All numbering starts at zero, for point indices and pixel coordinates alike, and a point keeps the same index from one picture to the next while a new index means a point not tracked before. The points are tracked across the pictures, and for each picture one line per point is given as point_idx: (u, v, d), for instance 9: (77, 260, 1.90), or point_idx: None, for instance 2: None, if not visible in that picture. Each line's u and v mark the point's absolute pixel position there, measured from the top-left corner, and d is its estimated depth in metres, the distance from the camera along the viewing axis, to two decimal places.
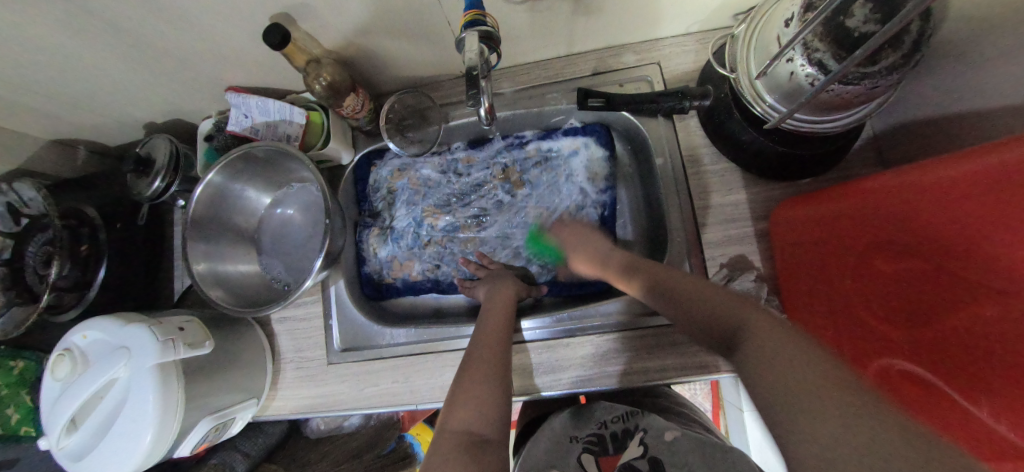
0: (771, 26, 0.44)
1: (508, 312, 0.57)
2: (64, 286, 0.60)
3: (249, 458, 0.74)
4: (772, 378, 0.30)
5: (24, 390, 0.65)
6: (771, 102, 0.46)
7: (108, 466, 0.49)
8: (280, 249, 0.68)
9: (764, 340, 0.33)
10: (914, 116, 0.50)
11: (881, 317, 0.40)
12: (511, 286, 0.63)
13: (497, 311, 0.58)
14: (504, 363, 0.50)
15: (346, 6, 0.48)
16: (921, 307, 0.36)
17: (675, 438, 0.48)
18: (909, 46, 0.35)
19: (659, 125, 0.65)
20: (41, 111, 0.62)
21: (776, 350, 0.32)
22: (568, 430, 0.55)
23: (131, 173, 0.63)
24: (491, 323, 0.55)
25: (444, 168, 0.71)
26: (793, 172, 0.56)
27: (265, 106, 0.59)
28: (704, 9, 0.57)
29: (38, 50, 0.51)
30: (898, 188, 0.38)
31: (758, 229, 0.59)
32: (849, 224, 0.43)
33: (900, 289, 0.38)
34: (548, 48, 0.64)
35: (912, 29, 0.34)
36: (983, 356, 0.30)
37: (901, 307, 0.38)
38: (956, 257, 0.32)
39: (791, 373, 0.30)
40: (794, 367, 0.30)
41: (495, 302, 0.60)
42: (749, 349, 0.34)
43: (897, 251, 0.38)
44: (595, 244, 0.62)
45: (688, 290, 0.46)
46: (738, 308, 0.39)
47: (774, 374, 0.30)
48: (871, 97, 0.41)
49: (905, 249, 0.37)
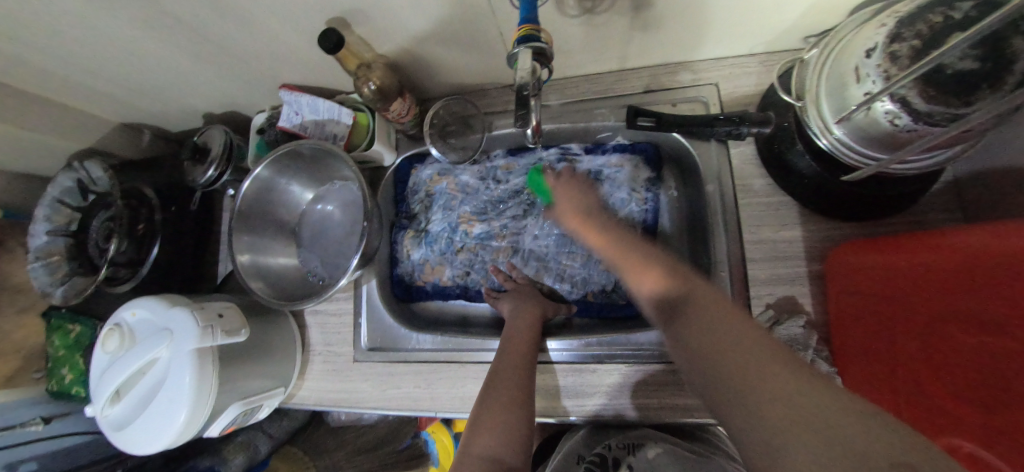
0: (850, 54, 0.40)
1: (535, 331, 0.56)
2: (121, 261, 0.64)
3: (273, 440, 0.79)
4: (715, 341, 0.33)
5: (78, 353, 0.70)
6: (839, 134, 0.42)
7: (143, 440, 0.51)
8: (318, 244, 0.69)
9: (707, 316, 0.36)
10: (1004, 164, 0.45)
11: (944, 388, 0.35)
12: (538, 305, 0.62)
13: (525, 332, 0.56)
14: (527, 386, 0.49)
15: (400, 13, 0.48)
16: (986, 383, 0.32)
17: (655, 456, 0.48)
18: (1011, 88, 0.30)
19: (711, 150, 0.62)
20: (114, 97, 0.67)
21: (724, 333, 0.33)
22: (579, 453, 0.54)
23: (188, 161, 0.67)
24: (517, 345, 0.54)
25: (483, 175, 0.71)
26: (861, 212, 0.51)
27: (315, 104, 0.61)
28: (771, 30, 0.54)
29: (117, 43, 0.54)
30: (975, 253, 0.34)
31: (811, 270, 0.55)
32: (911, 284, 0.40)
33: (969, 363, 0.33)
34: (599, 62, 0.61)
35: (1014, 70, 0.29)
36: None
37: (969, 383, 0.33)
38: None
39: (741, 345, 0.31)
40: (745, 344, 0.31)
41: (520, 319, 0.59)
42: (693, 320, 0.37)
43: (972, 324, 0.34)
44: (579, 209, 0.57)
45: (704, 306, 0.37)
46: (682, 281, 0.42)
47: (718, 352, 0.33)
48: (960, 139, 0.36)
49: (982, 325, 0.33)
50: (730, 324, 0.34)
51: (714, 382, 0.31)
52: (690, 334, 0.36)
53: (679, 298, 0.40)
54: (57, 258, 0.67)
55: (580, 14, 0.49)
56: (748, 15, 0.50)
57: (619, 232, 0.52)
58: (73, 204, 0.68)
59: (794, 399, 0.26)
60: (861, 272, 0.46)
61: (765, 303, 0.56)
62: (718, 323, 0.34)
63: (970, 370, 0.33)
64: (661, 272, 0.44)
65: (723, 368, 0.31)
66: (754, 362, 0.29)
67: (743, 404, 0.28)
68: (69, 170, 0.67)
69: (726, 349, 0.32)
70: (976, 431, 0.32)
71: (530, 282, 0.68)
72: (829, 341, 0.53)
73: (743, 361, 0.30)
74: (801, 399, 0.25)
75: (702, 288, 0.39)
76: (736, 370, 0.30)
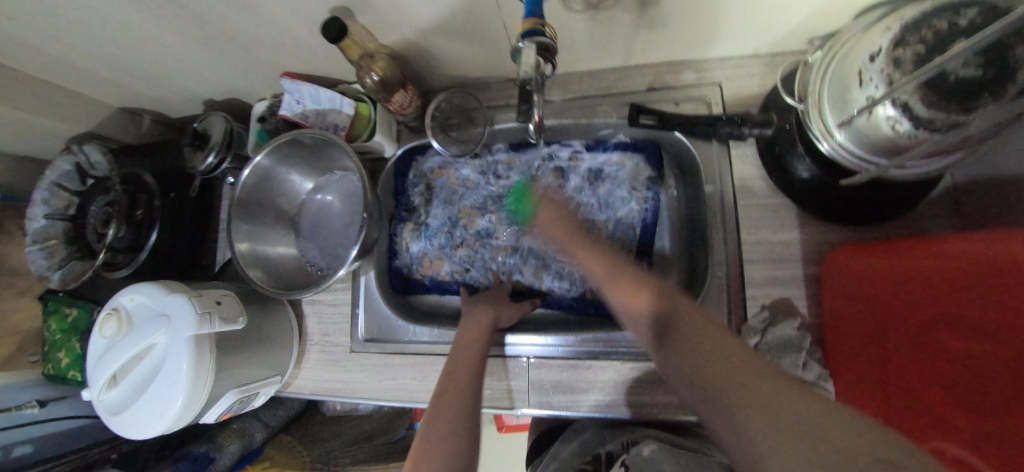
0: (853, 57, 0.40)
1: (485, 330, 0.57)
2: (120, 247, 0.63)
3: (269, 428, 0.80)
4: (696, 353, 0.35)
5: (75, 337, 0.70)
6: (840, 139, 0.42)
7: (139, 424, 0.51)
8: (316, 235, 0.69)
9: (694, 333, 0.37)
10: (1000, 172, 0.46)
11: (929, 391, 0.36)
12: (491, 309, 0.60)
13: (476, 340, 0.55)
14: (475, 397, 0.48)
15: (405, 4, 0.47)
16: (970, 386, 0.32)
17: (651, 453, 0.48)
18: (1012, 97, 0.30)
19: (712, 150, 0.62)
20: (113, 80, 0.66)
21: (709, 345, 0.35)
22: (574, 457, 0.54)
23: (188, 147, 0.66)
24: (466, 354, 0.54)
25: (484, 170, 0.71)
26: (854, 217, 0.52)
27: (316, 94, 0.60)
28: (776, 31, 0.54)
29: (115, 26, 0.53)
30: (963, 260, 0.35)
31: (807, 272, 0.56)
32: (892, 290, 0.41)
33: (955, 366, 0.34)
34: (603, 59, 0.61)
35: (1017, 78, 0.29)
36: None
37: (952, 383, 0.34)
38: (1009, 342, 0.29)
39: (721, 357, 0.33)
40: (725, 354, 0.33)
41: (471, 326, 0.58)
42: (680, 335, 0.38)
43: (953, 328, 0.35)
44: (560, 226, 0.58)
45: (691, 325, 0.38)
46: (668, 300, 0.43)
47: (699, 362, 0.35)
48: (960, 147, 0.37)
49: (963, 330, 0.34)
50: (712, 337, 0.36)
51: (698, 387, 0.33)
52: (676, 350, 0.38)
53: (668, 318, 0.41)
54: (55, 242, 0.67)
55: (586, 9, 0.48)
56: (754, 15, 0.50)
57: (604, 251, 0.54)
58: (72, 188, 0.68)
59: (771, 403, 0.27)
60: (856, 276, 0.47)
61: (760, 305, 0.56)
62: (702, 338, 0.36)
63: (956, 372, 0.34)
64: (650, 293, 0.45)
65: (710, 376, 0.33)
66: (740, 372, 0.31)
67: (729, 406, 0.29)
68: (67, 153, 0.66)
69: (712, 362, 0.33)
70: (959, 435, 0.33)
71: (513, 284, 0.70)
72: (821, 343, 0.54)
73: (722, 371, 0.32)
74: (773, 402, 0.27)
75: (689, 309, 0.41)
76: (722, 378, 0.32)
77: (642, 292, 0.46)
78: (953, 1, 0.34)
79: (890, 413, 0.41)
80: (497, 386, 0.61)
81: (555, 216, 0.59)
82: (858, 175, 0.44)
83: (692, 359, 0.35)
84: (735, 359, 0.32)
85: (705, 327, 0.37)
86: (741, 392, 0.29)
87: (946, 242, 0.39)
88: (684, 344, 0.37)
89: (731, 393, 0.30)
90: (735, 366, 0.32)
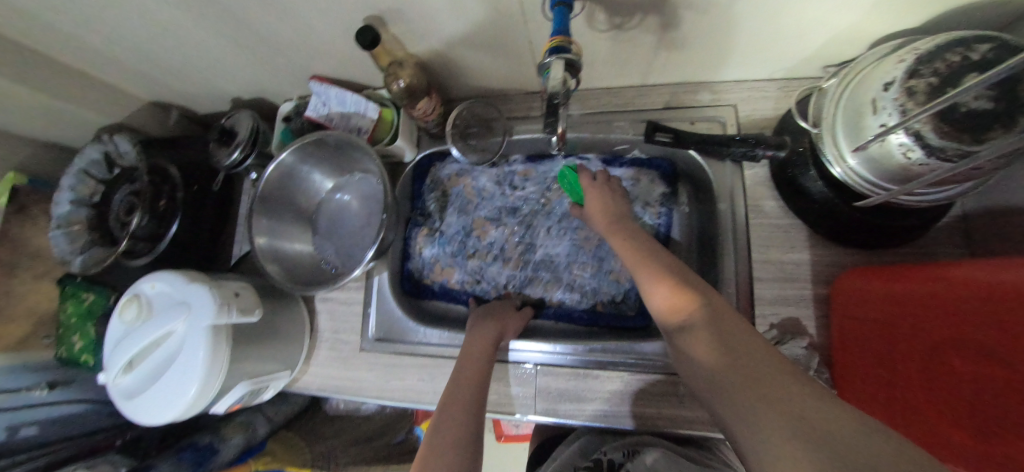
0: (867, 86, 0.41)
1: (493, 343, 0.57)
2: (141, 235, 0.65)
3: (270, 423, 0.81)
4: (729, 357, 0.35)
5: (91, 322, 0.71)
6: (852, 164, 0.44)
7: (152, 410, 0.52)
8: (333, 234, 0.71)
9: (725, 335, 0.37)
10: (1010, 203, 0.47)
11: (937, 408, 0.37)
12: (497, 323, 0.60)
13: (481, 352, 0.55)
14: (478, 407, 0.49)
15: (436, 17, 0.49)
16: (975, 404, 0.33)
17: (653, 460, 0.48)
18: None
19: (726, 169, 0.63)
20: (147, 75, 0.68)
21: (747, 354, 0.35)
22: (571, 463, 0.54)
23: (214, 142, 0.68)
24: (471, 365, 0.54)
25: (500, 180, 0.73)
26: (863, 241, 0.53)
27: (343, 97, 0.62)
28: (793, 57, 0.55)
29: (157, 25, 0.56)
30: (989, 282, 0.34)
31: (816, 293, 0.56)
32: (918, 303, 0.41)
33: (970, 386, 0.34)
34: (622, 76, 0.63)
35: None
36: None
37: (957, 401, 0.35)
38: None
39: (755, 361, 0.34)
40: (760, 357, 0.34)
41: (478, 339, 0.58)
42: (714, 340, 0.38)
43: (972, 347, 0.34)
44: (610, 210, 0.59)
45: (727, 330, 0.38)
46: (711, 304, 0.41)
47: (732, 364, 0.35)
48: (970, 176, 0.38)
49: (981, 345, 0.33)
50: (749, 342, 0.36)
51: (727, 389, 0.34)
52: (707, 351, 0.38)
53: (694, 320, 0.41)
54: (78, 228, 0.68)
55: (610, 29, 0.50)
56: (772, 41, 0.52)
57: (642, 239, 0.53)
58: (98, 175, 0.70)
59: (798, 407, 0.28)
60: (866, 297, 0.48)
61: (769, 323, 0.57)
62: (738, 343, 0.36)
63: (966, 391, 0.34)
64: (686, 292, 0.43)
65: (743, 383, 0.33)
66: (777, 382, 0.31)
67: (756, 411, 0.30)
68: (97, 142, 0.68)
69: (749, 370, 0.33)
70: (965, 455, 0.33)
71: (523, 298, 0.70)
72: (829, 365, 0.54)
73: (751, 376, 0.33)
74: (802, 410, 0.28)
75: (716, 308, 0.41)
76: (755, 384, 0.32)
77: (665, 286, 0.45)
78: (960, 41, 0.36)
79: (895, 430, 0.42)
80: (504, 391, 0.62)
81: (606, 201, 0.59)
82: (869, 199, 0.45)
83: (725, 361, 0.36)
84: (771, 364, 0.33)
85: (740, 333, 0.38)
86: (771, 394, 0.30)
87: (965, 266, 0.39)
88: (714, 346, 0.37)
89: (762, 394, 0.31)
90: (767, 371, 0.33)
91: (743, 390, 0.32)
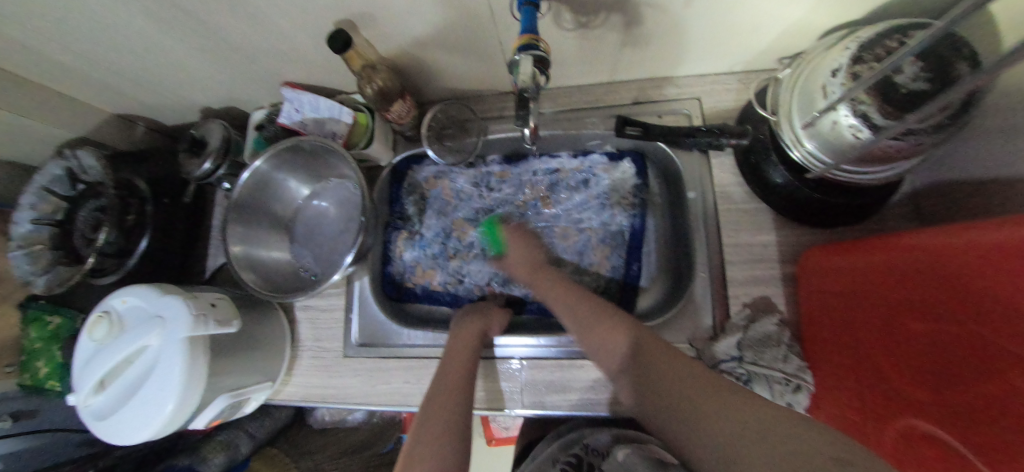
0: (817, 74, 0.44)
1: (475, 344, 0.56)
2: (109, 251, 0.63)
3: (255, 439, 0.78)
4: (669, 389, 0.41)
5: (56, 346, 0.68)
6: (809, 147, 0.46)
7: (127, 430, 0.50)
8: (311, 241, 0.70)
9: (665, 367, 0.43)
10: (955, 176, 0.50)
11: (901, 374, 0.38)
12: (480, 319, 0.60)
13: (465, 347, 0.55)
14: (464, 400, 0.49)
15: (405, 19, 0.50)
16: (936, 364, 0.35)
17: (626, 457, 0.48)
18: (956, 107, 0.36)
19: (693, 159, 0.65)
20: (111, 87, 0.67)
21: (676, 373, 0.41)
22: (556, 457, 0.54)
23: (184, 152, 0.67)
24: (456, 361, 0.54)
25: (477, 181, 0.74)
26: (824, 221, 0.56)
27: (316, 103, 0.62)
28: (749, 51, 0.58)
29: (121, 34, 0.55)
30: (933, 252, 0.37)
31: (784, 272, 0.59)
32: (873, 276, 0.43)
33: (931, 348, 0.35)
34: (591, 74, 0.65)
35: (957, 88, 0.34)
36: (993, 409, 0.28)
37: (919, 365, 0.36)
38: (974, 313, 0.31)
39: (690, 387, 0.39)
40: (691, 384, 0.40)
41: (462, 333, 0.58)
42: (653, 364, 0.44)
43: (923, 310, 0.36)
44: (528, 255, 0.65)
45: (664, 361, 0.44)
46: (639, 333, 0.49)
47: (679, 390, 0.40)
48: (912, 153, 0.40)
49: (932, 311, 0.35)
50: (681, 368, 0.42)
51: (670, 408, 0.39)
52: (653, 377, 0.43)
53: (638, 350, 0.47)
54: (40, 247, 0.66)
55: (575, 27, 0.52)
56: (727, 36, 0.55)
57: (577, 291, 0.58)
58: (61, 192, 0.67)
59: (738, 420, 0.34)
60: (832, 273, 0.50)
61: (742, 303, 0.59)
62: (672, 369, 0.42)
63: (931, 355, 0.35)
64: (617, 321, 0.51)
65: (674, 402, 0.39)
66: (710, 389, 0.38)
67: (687, 424, 0.37)
68: (59, 158, 0.66)
69: (683, 389, 0.40)
70: (922, 408, 0.36)
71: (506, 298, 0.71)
72: (800, 339, 0.57)
73: (686, 395, 0.39)
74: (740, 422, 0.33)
75: (650, 341, 0.47)
76: (683, 402, 0.39)
77: (605, 327, 0.51)
78: (898, 29, 0.40)
79: (862, 401, 0.44)
80: (491, 388, 0.62)
81: (524, 251, 0.66)
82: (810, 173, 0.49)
83: (670, 389, 0.41)
84: (698, 386, 0.39)
85: (672, 360, 0.43)
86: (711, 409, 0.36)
87: (912, 236, 0.41)
88: (668, 374, 0.42)
89: (701, 409, 0.37)
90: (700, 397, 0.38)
91: (692, 398, 0.38)
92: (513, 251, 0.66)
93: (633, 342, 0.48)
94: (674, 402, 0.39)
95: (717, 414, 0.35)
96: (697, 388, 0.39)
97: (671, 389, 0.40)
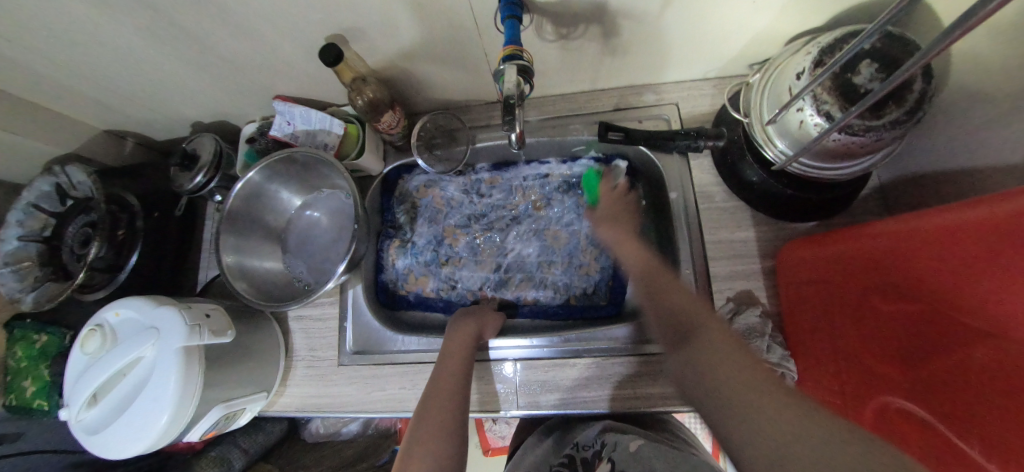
0: (784, 78, 0.47)
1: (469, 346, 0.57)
2: (99, 266, 0.63)
3: (247, 454, 0.77)
4: (712, 376, 0.37)
5: (44, 365, 0.67)
6: (781, 147, 0.49)
7: (118, 444, 0.50)
8: (304, 251, 0.71)
9: (711, 350, 0.39)
10: (916, 170, 0.53)
11: (881, 359, 0.40)
12: (474, 321, 0.61)
13: (459, 350, 0.56)
14: (459, 400, 0.50)
15: (394, 32, 0.53)
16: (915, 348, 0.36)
17: (637, 448, 0.46)
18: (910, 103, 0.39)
19: (673, 161, 0.68)
20: (103, 104, 0.68)
21: (719, 355, 0.38)
22: (548, 461, 0.53)
23: (176, 166, 0.68)
24: (450, 364, 0.54)
25: (467, 189, 0.76)
26: (798, 216, 0.59)
27: (308, 115, 0.63)
28: (721, 58, 0.62)
29: (115, 52, 0.56)
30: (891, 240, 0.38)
31: (764, 266, 0.62)
32: (842, 266, 0.45)
33: (907, 334, 0.37)
34: (574, 83, 0.68)
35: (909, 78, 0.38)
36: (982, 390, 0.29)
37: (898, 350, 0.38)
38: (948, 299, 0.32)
39: (730, 375, 0.36)
40: (729, 372, 0.36)
41: (456, 335, 0.59)
42: (699, 346, 0.40)
43: (896, 296, 0.38)
44: (619, 208, 0.65)
45: (715, 341, 0.40)
46: (693, 310, 0.45)
47: (719, 376, 0.37)
48: (875, 148, 0.43)
49: (903, 297, 0.37)
50: (716, 353, 0.39)
51: (713, 393, 0.36)
52: (694, 364, 0.40)
53: (692, 328, 0.43)
54: (28, 264, 0.65)
55: (556, 39, 0.55)
56: (699, 45, 0.58)
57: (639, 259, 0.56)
58: (49, 209, 0.67)
59: (767, 416, 0.31)
60: (806, 265, 0.52)
61: (726, 297, 0.62)
62: (721, 352, 0.38)
63: (907, 341, 0.37)
64: (674, 293, 0.49)
65: (716, 391, 0.36)
66: (749, 379, 0.35)
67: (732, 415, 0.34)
68: (48, 174, 0.66)
69: (726, 375, 0.36)
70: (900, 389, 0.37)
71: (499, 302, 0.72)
72: (782, 330, 0.59)
73: (727, 384, 0.35)
74: (778, 419, 0.30)
75: (698, 318, 0.44)
76: (728, 392, 0.35)
77: (663, 299, 0.49)
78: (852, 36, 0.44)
79: (843, 386, 0.45)
80: (486, 390, 0.63)
81: (619, 204, 0.65)
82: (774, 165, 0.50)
83: (708, 379, 0.37)
84: (739, 373, 0.36)
85: (720, 344, 0.39)
86: (749, 400, 0.33)
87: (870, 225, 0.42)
88: (703, 359, 0.39)
89: (740, 399, 0.34)
90: (736, 386, 0.35)
91: (724, 390, 0.35)
92: (605, 204, 0.66)
93: (686, 317, 0.45)
94: (717, 390, 0.36)
95: (760, 407, 0.32)
96: (740, 374, 0.35)
97: (712, 375, 0.37)
